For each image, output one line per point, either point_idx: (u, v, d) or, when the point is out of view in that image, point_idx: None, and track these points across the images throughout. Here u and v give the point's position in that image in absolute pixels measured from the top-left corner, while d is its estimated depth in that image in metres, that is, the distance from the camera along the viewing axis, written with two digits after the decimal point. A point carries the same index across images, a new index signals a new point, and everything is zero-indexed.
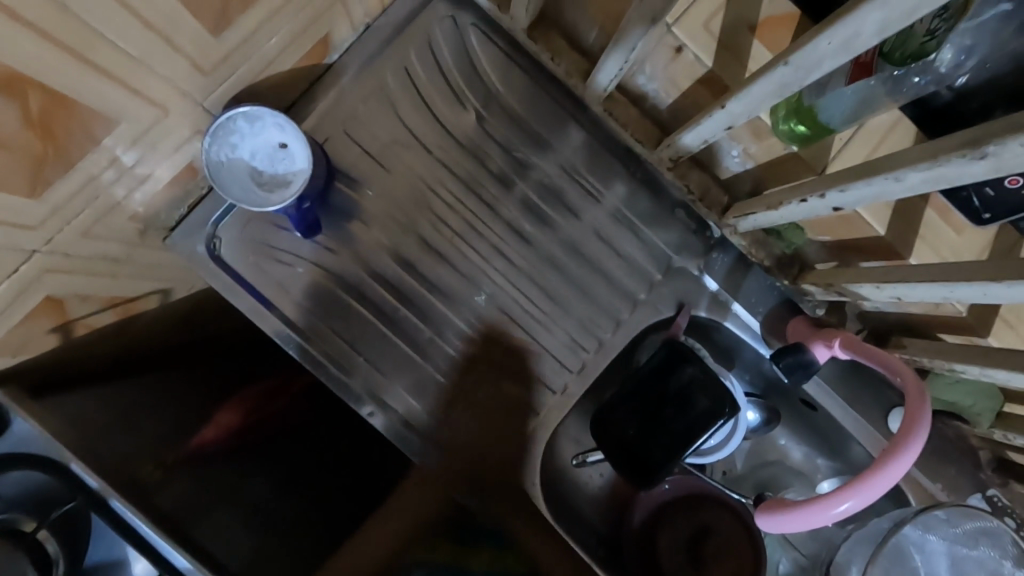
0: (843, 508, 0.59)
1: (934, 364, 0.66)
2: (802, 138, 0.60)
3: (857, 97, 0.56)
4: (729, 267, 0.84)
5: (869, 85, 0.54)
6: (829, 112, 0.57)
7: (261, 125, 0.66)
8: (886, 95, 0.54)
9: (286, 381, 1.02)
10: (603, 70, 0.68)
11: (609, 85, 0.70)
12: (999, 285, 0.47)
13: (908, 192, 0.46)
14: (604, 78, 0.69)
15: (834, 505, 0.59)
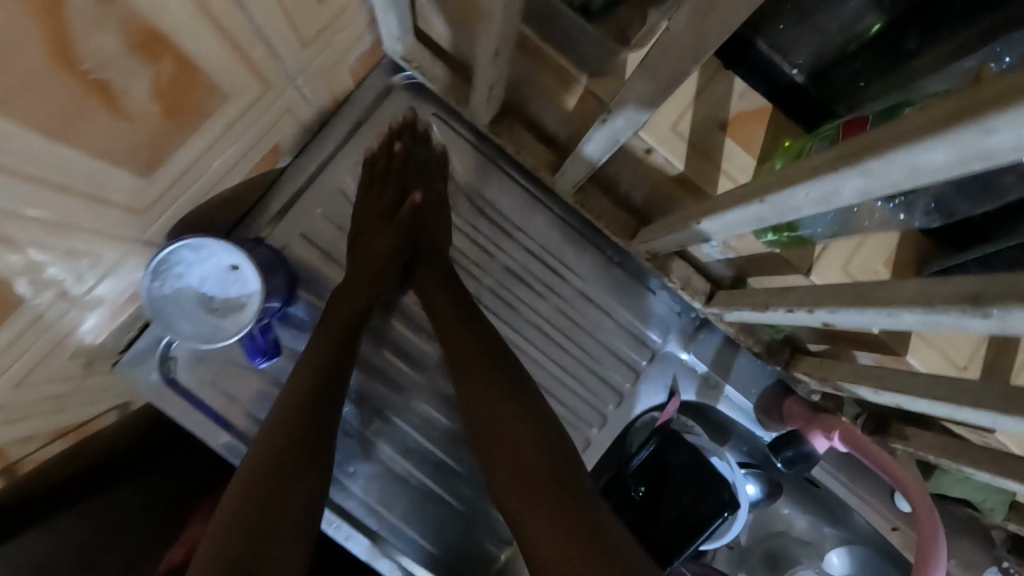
0: None
1: (940, 461, 0.62)
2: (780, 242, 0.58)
3: (838, 220, 0.53)
4: (717, 348, 0.81)
5: (848, 215, 0.52)
6: (809, 229, 0.54)
7: (208, 252, 0.61)
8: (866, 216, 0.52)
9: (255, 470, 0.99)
10: (592, 143, 0.53)
11: (599, 155, 0.56)
12: (1005, 419, 0.43)
13: (902, 327, 0.42)
14: (593, 149, 0.55)
15: None
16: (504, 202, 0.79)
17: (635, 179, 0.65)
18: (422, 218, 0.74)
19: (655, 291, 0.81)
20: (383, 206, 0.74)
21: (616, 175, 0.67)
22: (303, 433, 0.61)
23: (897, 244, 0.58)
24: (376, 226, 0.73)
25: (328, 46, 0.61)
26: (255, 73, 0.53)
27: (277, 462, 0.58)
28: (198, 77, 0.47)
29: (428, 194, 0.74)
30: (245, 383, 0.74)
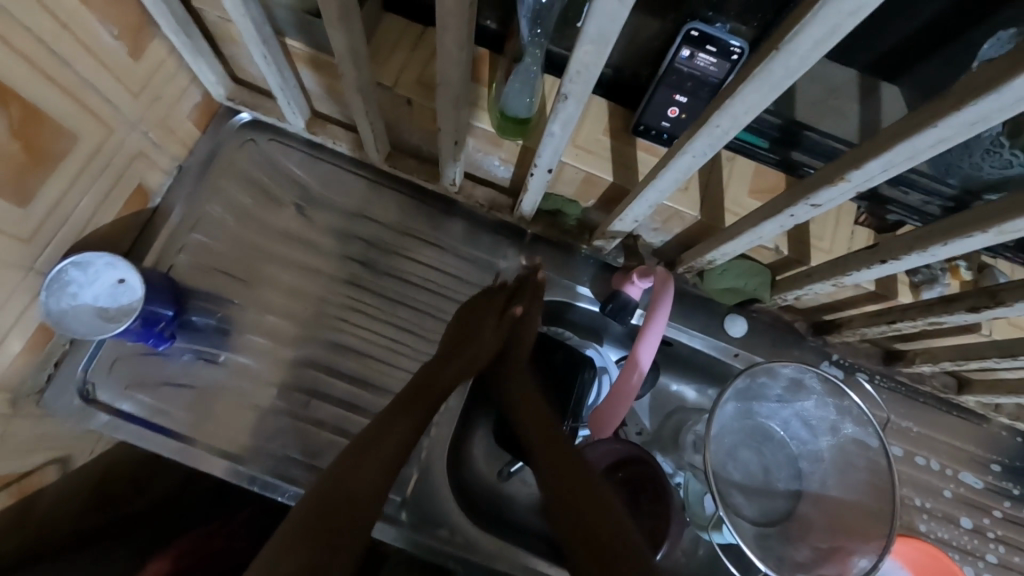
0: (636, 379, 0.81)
1: (700, 262, 0.82)
2: (510, 129, 0.73)
3: (526, 88, 0.68)
4: (548, 254, 0.98)
5: (527, 76, 0.68)
6: (513, 107, 0.70)
7: (94, 270, 0.76)
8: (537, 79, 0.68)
9: (215, 527, 1.05)
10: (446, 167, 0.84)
11: (454, 174, 0.85)
12: (657, 181, 0.64)
13: (564, 139, 0.62)
14: (449, 173, 0.85)
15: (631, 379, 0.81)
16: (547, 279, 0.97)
17: (420, 133, 0.85)
18: (517, 328, 0.91)
19: (563, 249, 0.97)
20: (495, 304, 0.91)
21: (410, 137, 0.88)
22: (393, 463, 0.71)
23: (606, 119, 0.80)
24: (478, 308, 0.90)
25: (157, 97, 0.81)
26: (94, 117, 0.72)
27: (373, 448, 0.72)
28: (44, 119, 0.65)
29: (525, 308, 0.91)
30: (164, 388, 0.87)
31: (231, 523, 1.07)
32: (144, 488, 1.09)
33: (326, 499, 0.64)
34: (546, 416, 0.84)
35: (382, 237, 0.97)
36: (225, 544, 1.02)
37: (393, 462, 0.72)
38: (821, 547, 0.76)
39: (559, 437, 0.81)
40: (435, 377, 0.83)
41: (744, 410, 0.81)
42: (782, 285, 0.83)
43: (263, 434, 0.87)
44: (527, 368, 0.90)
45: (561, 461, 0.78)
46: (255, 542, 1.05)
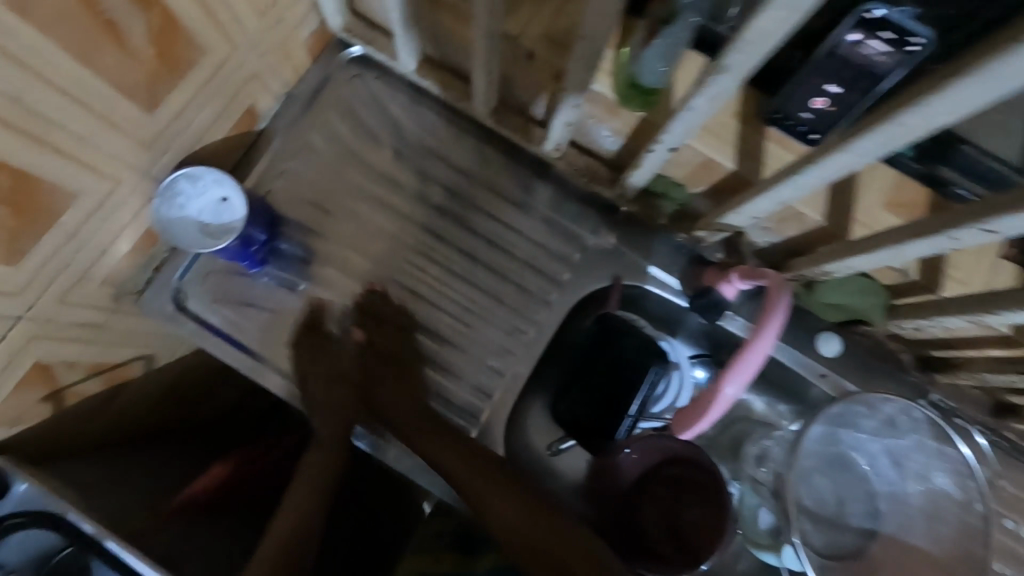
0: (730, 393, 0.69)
1: (812, 273, 0.75)
2: (635, 99, 0.69)
3: (666, 57, 0.63)
4: (639, 237, 0.93)
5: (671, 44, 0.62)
6: (645, 76, 0.65)
7: (202, 185, 0.78)
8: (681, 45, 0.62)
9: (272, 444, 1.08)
10: (554, 129, 0.79)
11: (562, 138, 0.81)
12: (800, 176, 0.58)
13: (703, 116, 0.57)
14: (556, 135, 0.81)
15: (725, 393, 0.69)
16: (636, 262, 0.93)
17: (534, 90, 0.81)
18: (377, 371, 0.91)
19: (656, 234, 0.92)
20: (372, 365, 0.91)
21: (520, 93, 0.84)
22: (327, 483, 0.85)
23: (739, 100, 0.73)
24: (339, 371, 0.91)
25: (279, 21, 0.80)
26: (222, 33, 0.72)
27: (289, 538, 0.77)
28: (180, 29, 0.66)
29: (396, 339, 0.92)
30: (249, 308, 0.90)
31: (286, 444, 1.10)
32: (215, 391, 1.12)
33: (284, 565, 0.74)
34: (462, 449, 0.84)
35: (471, 193, 0.96)
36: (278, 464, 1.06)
37: (320, 505, 0.83)
38: None
39: (502, 476, 0.83)
40: (346, 415, 0.89)
41: (828, 441, 0.76)
42: (902, 310, 0.74)
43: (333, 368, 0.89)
44: (427, 409, 0.88)
45: (505, 497, 0.82)
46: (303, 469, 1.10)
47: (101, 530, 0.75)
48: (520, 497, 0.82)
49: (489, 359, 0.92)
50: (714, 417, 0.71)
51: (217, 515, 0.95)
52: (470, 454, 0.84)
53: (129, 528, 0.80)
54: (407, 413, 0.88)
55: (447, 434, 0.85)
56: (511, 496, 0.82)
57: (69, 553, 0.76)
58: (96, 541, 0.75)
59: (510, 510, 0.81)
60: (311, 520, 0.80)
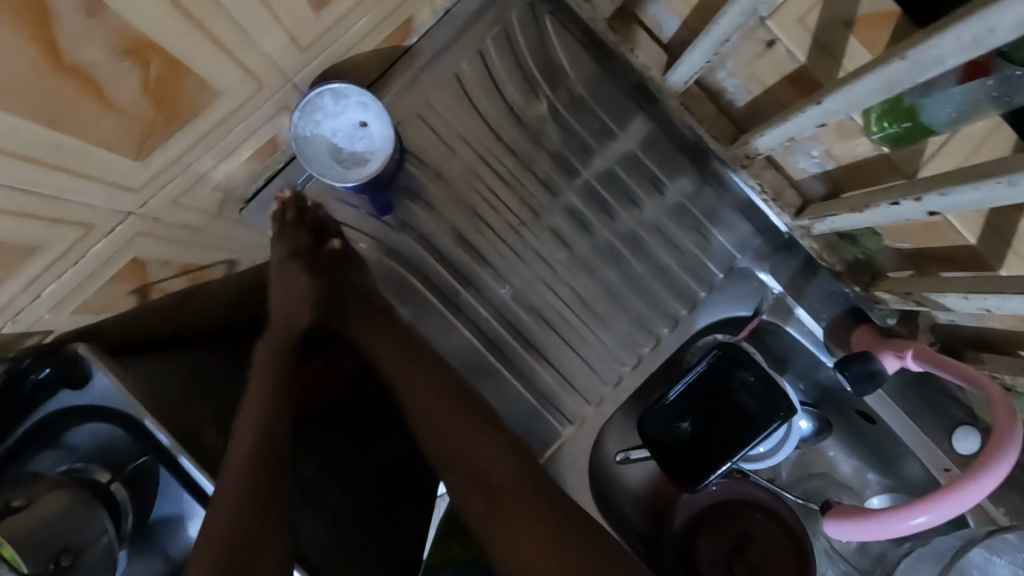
0: (918, 522, 0.52)
1: (1017, 381, 0.64)
2: (894, 138, 0.58)
3: (963, 101, 0.54)
4: (794, 271, 0.82)
5: (976, 91, 0.52)
6: (931, 115, 0.55)
7: (345, 104, 0.68)
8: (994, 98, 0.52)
9: None
10: (767, 134, 0.66)
11: (770, 147, 0.67)
12: None
13: (1019, 197, 0.45)
14: (765, 141, 0.67)
15: (909, 517, 0.52)
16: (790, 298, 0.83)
17: (744, 81, 0.69)
18: (336, 286, 0.78)
19: (816, 274, 0.81)
20: (327, 294, 0.77)
21: (724, 78, 0.70)
22: (261, 460, 0.62)
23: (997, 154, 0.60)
24: (290, 300, 0.76)
25: None
26: None
27: (250, 488, 0.60)
28: None
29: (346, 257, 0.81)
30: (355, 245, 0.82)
31: None
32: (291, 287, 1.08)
33: (254, 515, 0.59)
34: (439, 382, 0.74)
35: (620, 173, 0.86)
36: None
37: (261, 472, 0.61)
38: None
39: (481, 415, 0.73)
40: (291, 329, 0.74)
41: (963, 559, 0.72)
42: None
43: (430, 327, 0.84)
44: (392, 336, 0.77)
45: (496, 453, 0.70)
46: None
47: (176, 445, 0.72)
48: (510, 455, 0.71)
49: (593, 358, 0.86)
50: (872, 535, 0.54)
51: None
52: (450, 385, 0.74)
53: (201, 448, 0.77)
54: (371, 330, 0.77)
55: (429, 372, 0.75)
56: (497, 446, 0.71)
57: (145, 459, 0.72)
58: (170, 455, 0.72)
59: (501, 462, 0.70)
60: (264, 481, 0.61)
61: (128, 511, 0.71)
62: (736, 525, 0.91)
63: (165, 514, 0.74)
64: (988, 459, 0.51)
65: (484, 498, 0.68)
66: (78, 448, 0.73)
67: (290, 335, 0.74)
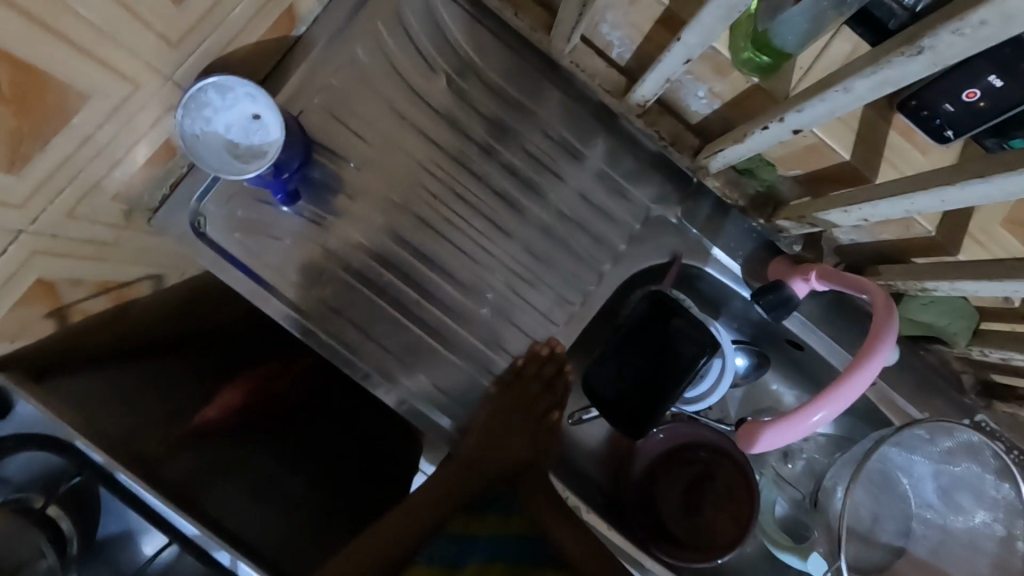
0: (819, 418, 0.54)
1: (908, 286, 0.68)
2: (763, 68, 0.60)
3: (808, 20, 0.56)
4: (707, 214, 0.85)
5: (820, 6, 0.54)
6: (782, 38, 0.58)
7: (232, 97, 0.67)
8: (834, 13, 0.54)
9: (287, 363, 1.05)
10: (648, 82, 0.68)
11: (653, 93, 0.70)
12: (952, 188, 0.49)
13: (858, 101, 0.47)
14: (648, 88, 0.70)
15: (811, 415, 0.55)
16: (715, 242, 0.85)
17: (626, 31, 0.70)
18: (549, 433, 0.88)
19: (728, 214, 0.84)
20: (514, 415, 0.86)
21: (608, 31, 0.72)
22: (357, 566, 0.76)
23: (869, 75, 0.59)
24: (507, 445, 0.86)
25: None
26: None
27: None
28: None
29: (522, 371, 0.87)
30: (274, 241, 0.81)
31: (298, 363, 1.06)
32: (227, 299, 1.03)
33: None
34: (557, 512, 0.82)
35: (530, 139, 0.86)
36: (287, 390, 1.02)
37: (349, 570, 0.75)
38: None
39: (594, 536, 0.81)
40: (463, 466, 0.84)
41: (884, 465, 0.74)
42: (994, 339, 0.68)
43: (362, 316, 0.82)
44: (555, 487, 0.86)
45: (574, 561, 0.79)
46: (314, 396, 1.04)
47: (112, 461, 0.72)
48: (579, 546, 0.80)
49: (527, 324, 0.87)
50: (787, 440, 0.56)
51: (239, 432, 0.93)
52: (582, 536, 0.81)
53: (142, 457, 0.76)
54: (541, 491, 0.85)
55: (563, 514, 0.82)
56: (575, 541, 0.81)
57: (81, 479, 0.72)
58: (109, 473, 0.72)
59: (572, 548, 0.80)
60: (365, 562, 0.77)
61: (73, 537, 0.72)
62: (689, 468, 0.94)
63: (110, 534, 0.75)
64: (872, 349, 0.54)
65: None
66: (11, 480, 0.73)
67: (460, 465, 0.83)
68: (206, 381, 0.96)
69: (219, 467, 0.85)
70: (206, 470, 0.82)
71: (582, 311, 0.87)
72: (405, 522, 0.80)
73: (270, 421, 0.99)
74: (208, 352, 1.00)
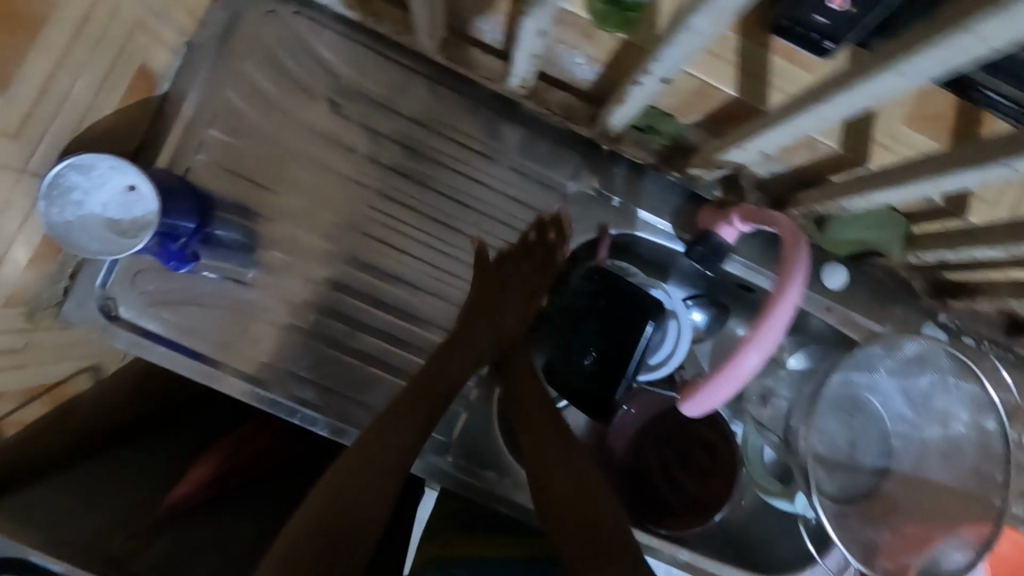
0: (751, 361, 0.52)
1: (826, 208, 0.66)
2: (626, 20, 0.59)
3: None
4: (625, 177, 0.82)
5: None
6: None
7: (99, 174, 0.64)
8: None
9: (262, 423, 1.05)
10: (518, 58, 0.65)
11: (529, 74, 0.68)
12: (827, 105, 0.46)
13: (707, 37, 0.45)
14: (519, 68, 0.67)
15: (743, 360, 0.52)
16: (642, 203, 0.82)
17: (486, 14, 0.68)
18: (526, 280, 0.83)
19: (644, 173, 0.81)
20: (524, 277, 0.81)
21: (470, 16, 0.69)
22: (353, 483, 0.61)
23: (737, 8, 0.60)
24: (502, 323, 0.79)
25: None
26: None
27: (324, 517, 0.57)
28: None
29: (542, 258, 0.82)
30: (191, 308, 0.78)
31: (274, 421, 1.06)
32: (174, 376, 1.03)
33: (331, 520, 0.57)
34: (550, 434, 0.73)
35: (429, 143, 0.83)
36: (271, 443, 1.03)
37: (372, 490, 0.61)
38: (903, 529, 0.71)
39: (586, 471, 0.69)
40: (443, 370, 0.74)
41: (848, 391, 0.73)
42: (924, 242, 0.66)
43: (301, 359, 0.80)
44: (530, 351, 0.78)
45: (563, 529, 0.63)
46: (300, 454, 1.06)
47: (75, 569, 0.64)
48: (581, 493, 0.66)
49: None
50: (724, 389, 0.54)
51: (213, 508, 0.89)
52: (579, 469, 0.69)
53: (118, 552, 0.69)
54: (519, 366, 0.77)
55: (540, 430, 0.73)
56: (569, 498, 0.66)
57: None
58: None
59: (564, 492, 0.67)
60: (365, 499, 0.60)
61: None
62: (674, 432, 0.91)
63: None
64: (788, 266, 0.52)
65: (581, 541, 0.60)
66: None
67: (441, 370, 0.74)
68: (173, 463, 0.92)
69: (207, 543, 0.81)
70: (190, 546, 0.78)
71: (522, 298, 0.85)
72: (405, 414, 0.69)
73: (254, 484, 0.98)
74: (175, 432, 0.98)
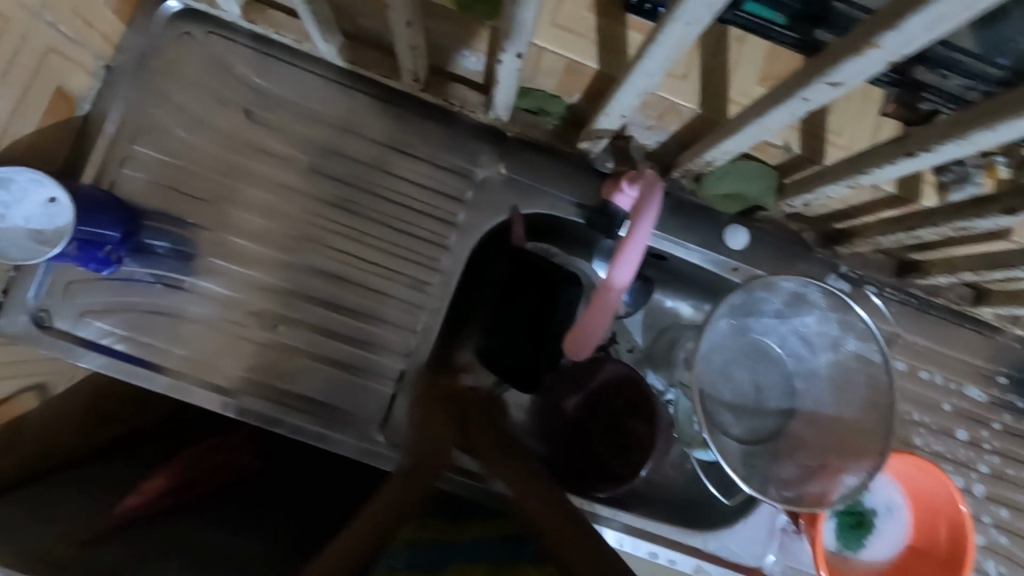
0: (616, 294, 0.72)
1: (697, 166, 0.72)
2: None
3: None
4: (530, 160, 0.88)
5: None
6: None
7: (19, 188, 0.69)
8: None
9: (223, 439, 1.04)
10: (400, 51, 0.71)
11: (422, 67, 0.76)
12: (648, 59, 0.52)
13: (531, 7, 0.52)
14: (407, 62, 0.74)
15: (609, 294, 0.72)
16: (548, 182, 0.88)
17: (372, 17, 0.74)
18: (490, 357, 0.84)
19: (546, 154, 0.87)
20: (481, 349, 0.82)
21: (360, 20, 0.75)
22: None
23: None
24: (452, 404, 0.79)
25: None
26: None
27: None
28: None
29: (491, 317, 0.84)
30: (124, 313, 0.82)
31: (237, 434, 1.06)
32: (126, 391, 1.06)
33: None
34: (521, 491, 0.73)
35: (345, 144, 0.87)
36: (229, 457, 1.02)
37: None
38: (812, 465, 0.74)
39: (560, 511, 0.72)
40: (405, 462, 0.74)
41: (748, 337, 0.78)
42: (793, 190, 0.72)
43: (234, 355, 0.84)
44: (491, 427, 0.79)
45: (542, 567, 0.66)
46: (268, 466, 1.06)
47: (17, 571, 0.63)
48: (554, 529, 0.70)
49: (395, 316, 0.88)
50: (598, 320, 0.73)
51: (172, 513, 0.90)
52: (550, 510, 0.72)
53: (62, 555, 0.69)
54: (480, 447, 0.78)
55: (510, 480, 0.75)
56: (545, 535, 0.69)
57: None
58: None
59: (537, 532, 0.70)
60: None
61: None
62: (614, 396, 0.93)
63: None
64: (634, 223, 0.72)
65: None
66: None
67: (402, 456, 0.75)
68: (131, 475, 0.95)
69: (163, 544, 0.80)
70: (144, 547, 0.78)
71: (445, 280, 0.89)
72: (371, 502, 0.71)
73: (214, 494, 0.98)
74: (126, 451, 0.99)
